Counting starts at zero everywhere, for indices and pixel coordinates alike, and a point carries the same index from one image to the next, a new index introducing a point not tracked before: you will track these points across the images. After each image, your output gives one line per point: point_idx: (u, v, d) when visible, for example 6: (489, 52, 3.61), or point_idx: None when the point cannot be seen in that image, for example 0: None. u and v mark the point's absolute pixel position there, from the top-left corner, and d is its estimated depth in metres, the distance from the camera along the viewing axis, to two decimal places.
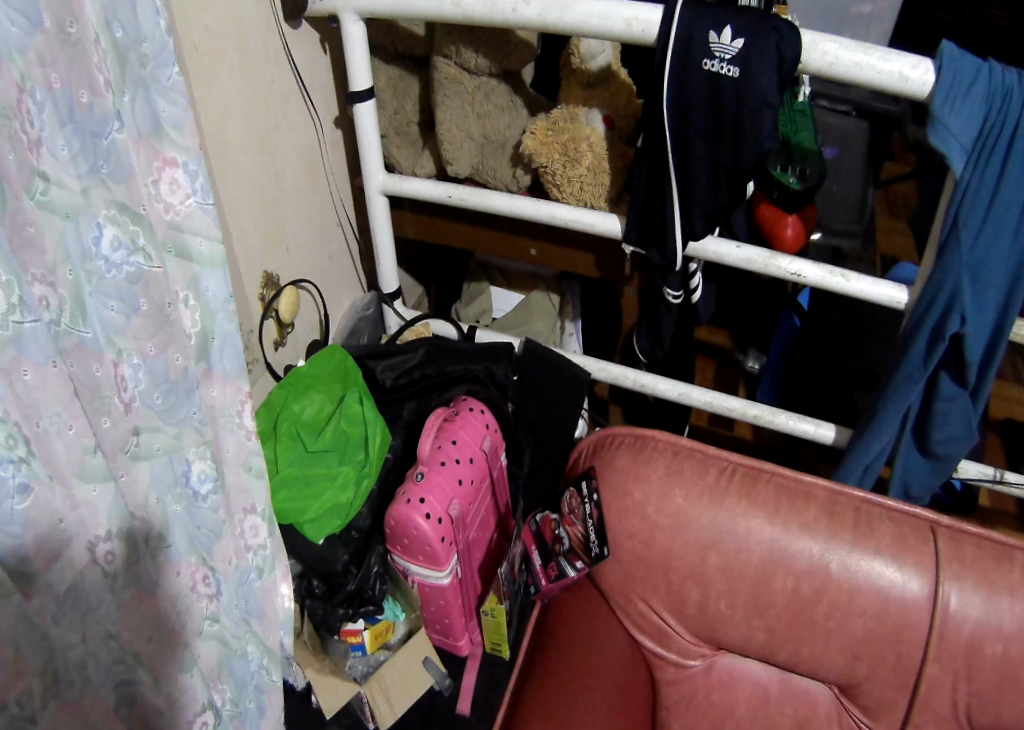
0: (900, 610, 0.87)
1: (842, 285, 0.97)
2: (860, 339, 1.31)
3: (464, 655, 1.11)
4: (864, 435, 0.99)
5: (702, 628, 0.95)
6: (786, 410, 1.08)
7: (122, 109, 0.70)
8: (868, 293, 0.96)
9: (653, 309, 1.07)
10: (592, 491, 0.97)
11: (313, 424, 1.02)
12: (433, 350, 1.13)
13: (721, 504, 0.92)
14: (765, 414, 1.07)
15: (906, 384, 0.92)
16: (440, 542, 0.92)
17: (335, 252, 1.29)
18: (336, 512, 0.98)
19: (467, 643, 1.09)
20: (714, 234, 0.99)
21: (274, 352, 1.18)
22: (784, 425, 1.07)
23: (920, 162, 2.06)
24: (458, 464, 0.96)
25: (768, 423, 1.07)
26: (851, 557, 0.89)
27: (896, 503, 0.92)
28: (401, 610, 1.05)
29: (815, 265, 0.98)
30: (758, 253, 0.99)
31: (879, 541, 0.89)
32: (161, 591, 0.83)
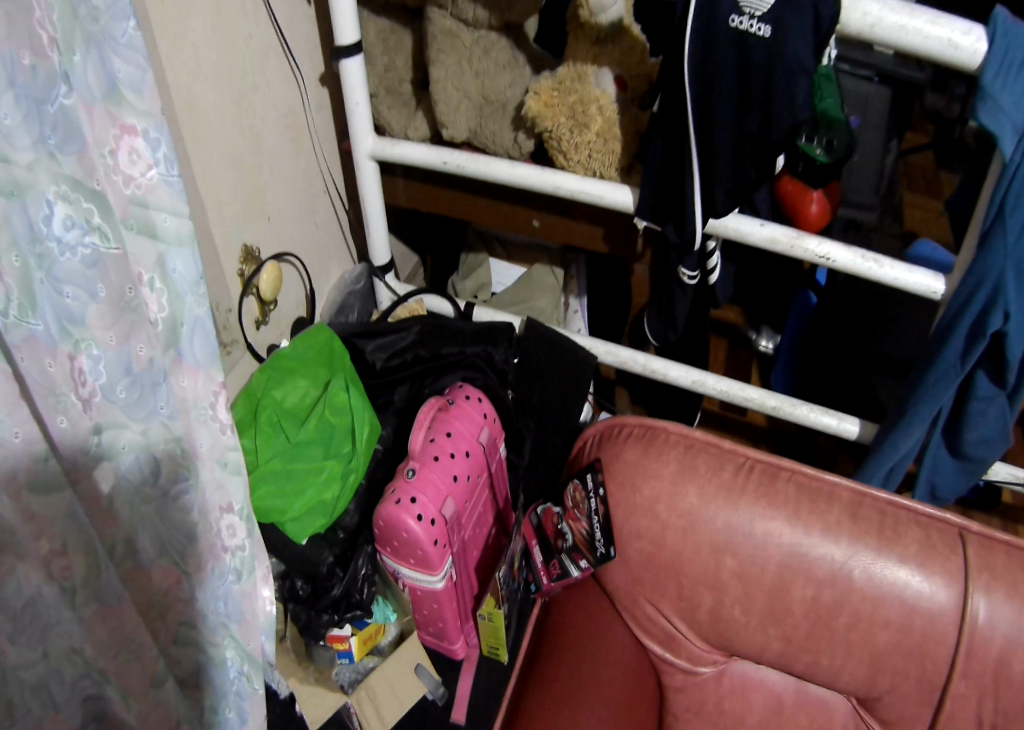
0: (925, 622, 0.81)
1: (874, 270, 0.89)
2: (883, 322, 1.28)
3: (459, 658, 1.03)
4: (893, 434, 0.92)
5: (715, 635, 0.90)
6: (807, 402, 1.01)
7: (72, 71, 0.61)
8: (902, 281, 0.89)
9: (666, 291, 0.99)
10: (596, 484, 0.94)
11: (295, 413, 0.95)
12: (428, 328, 1.04)
13: (738, 504, 0.87)
14: (784, 406, 1.00)
15: (939, 383, 0.85)
16: (433, 545, 0.84)
17: (323, 220, 1.21)
18: (320, 512, 0.91)
19: (462, 645, 1.01)
20: (735, 210, 0.91)
21: (257, 331, 1.10)
22: (803, 419, 1.00)
23: (938, 136, 1.93)
24: (452, 459, 0.89)
25: (787, 417, 1.00)
26: (876, 565, 0.83)
27: (921, 506, 0.87)
28: (394, 611, 0.98)
29: (846, 248, 0.90)
30: (783, 232, 0.91)
31: (906, 548, 0.83)
32: (125, 606, 0.74)
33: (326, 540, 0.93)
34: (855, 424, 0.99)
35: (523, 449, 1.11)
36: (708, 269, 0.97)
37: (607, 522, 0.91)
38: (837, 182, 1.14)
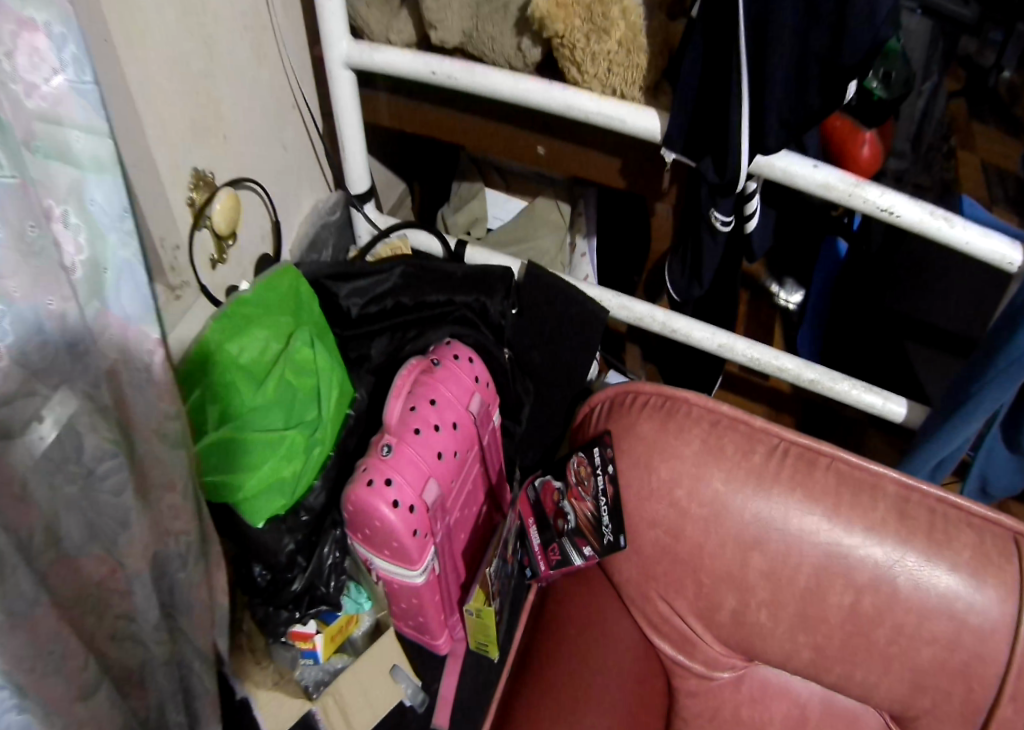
0: (975, 639, 0.72)
1: (944, 230, 0.77)
2: (916, 287, 1.17)
3: (443, 654, 0.92)
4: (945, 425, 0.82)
5: (737, 639, 0.80)
6: (848, 378, 0.90)
7: None
8: (975, 245, 0.76)
9: (693, 236, 0.86)
10: (606, 459, 0.82)
11: (253, 371, 0.78)
12: (413, 271, 0.88)
13: (770, 493, 0.76)
14: (822, 381, 0.89)
15: (1003, 377, 0.74)
16: (411, 537, 0.71)
17: (292, 141, 1.04)
18: (279, 491, 0.78)
19: (445, 640, 0.88)
20: (787, 147, 0.78)
21: (213, 271, 0.95)
22: (843, 397, 0.89)
23: (970, 86, 1.86)
24: (437, 433, 0.75)
25: (826, 392, 0.89)
26: (923, 572, 0.73)
27: (974, 505, 0.76)
28: (367, 599, 0.89)
29: (913, 202, 0.77)
30: (840, 178, 0.78)
31: (958, 555, 0.73)
32: (38, 611, 0.61)
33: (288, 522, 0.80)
34: (901, 404, 0.89)
35: (520, 415, 0.98)
36: (744, 215, 0.83)
37: (618, 506, 0.79)
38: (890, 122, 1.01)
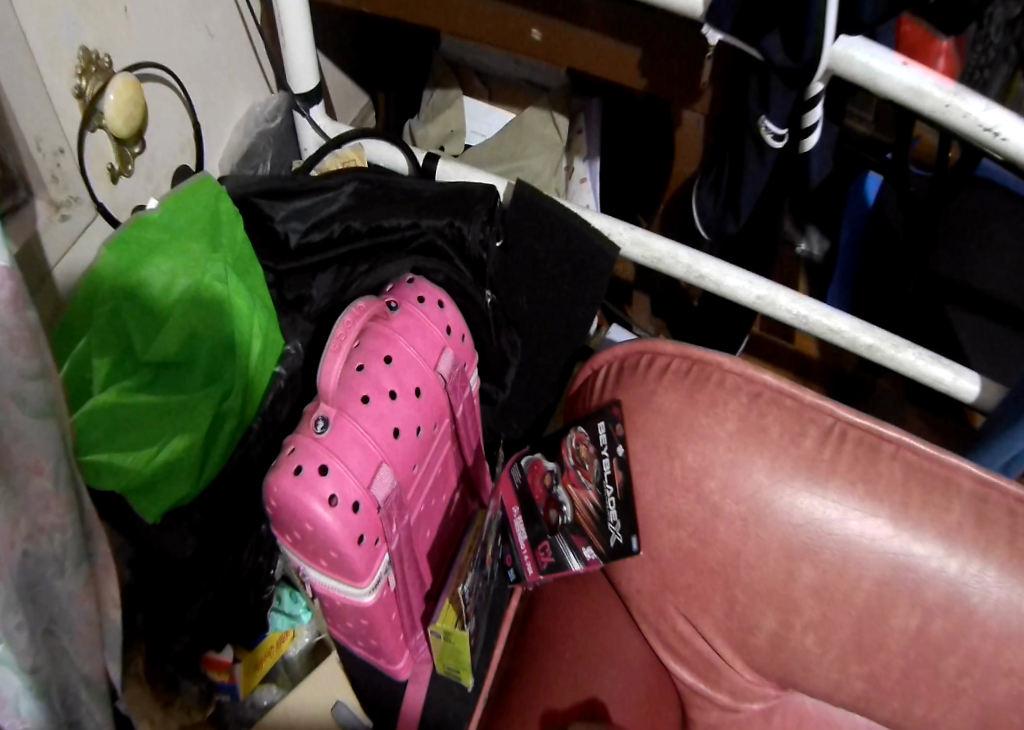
0: None
1: None
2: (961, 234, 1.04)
3: (405, 679, 0.73)
4: None
5: (773, 666, 0.65)
6: (912, 346, 0.75)
7: None
8: None
9: (736, 145, 0.67)
10: (614, 439, 0.65)
11: (150, 310, 0.58)
12: (369, 188, 0.69)
13: (825, 487, 0.60)
14: (883, 347, 0.73)
15: None
16: (355, 545, 0.53)
17: (220, 25, 0.81)
18: (178, 473, 0.57)
19: (408, 665, 0.70)
20: (868, 36, 0.61)
21: (113, 187, 0.74)
22: (905, 368, 0.74)
23: None
24: (392, 402, 0.57)
25: (886, 361, 0.74)
26: (1008, 592, 0.58)
27: None
28: (305, 610, 0.72)
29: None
30: (935, 84, 0.61)
31: None
32: None
33: (192, 519, 0.59)
34: (973, 383, 0.74)
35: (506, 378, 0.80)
36: (802, 127, 0.64)
37: (629, 500, 0.63)
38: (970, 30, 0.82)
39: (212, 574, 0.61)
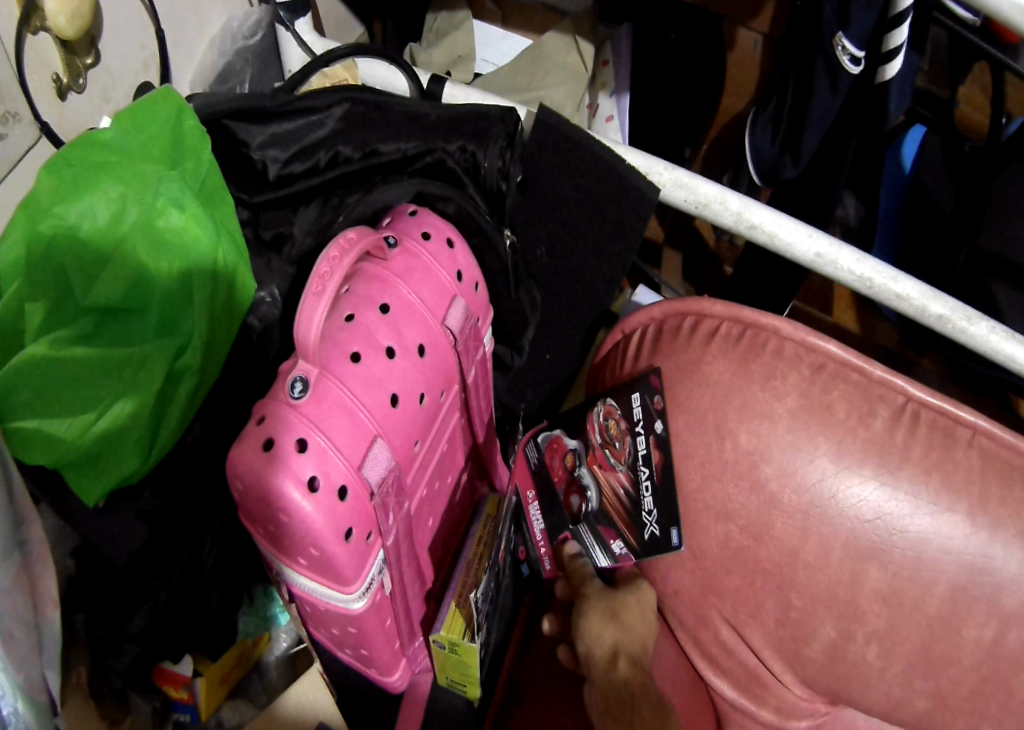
0: None
1: None
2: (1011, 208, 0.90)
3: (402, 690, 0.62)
4: None
5: (823, 678, 0.56)
6: (984, 317, 0.63)
7: None
8: None
9: (805, 67, 0.56)
10: (653, 413, 0.55)
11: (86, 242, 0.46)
12: (363, 108, 0.58)
13: (899, 477, 0.50)
14: (953, 318, 0.62)
15: None
16: (340, 538, 0.42)
17: None
18: (121, 445, 0.46)
19: (404, 675, 0.60)
20: None
21: (58, 103, 0.62)
22: (978, 344, 0.62)
23: None
24: (389, 361, 0.46)
25: (956, 335, 0.62)
26: None
27: None
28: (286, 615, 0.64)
29: None
30: None
31: None
32: None
33: (144, 501, 0.48)
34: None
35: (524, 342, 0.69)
36: (884, 51, 0.53)
37: (669, 489, 0.54)
38: None
39: (167, 570, 0.50)
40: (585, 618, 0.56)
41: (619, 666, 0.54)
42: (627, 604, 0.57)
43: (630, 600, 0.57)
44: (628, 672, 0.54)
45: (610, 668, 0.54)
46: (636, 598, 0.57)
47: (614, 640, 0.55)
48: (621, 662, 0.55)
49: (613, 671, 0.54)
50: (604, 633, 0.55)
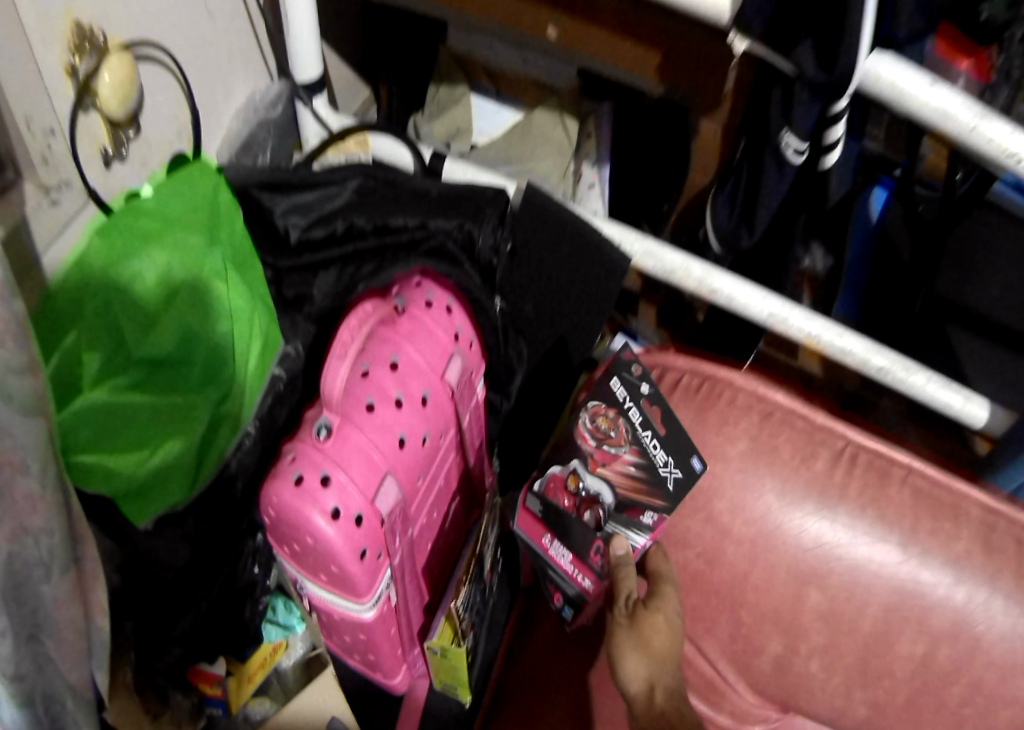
0: None
1: None
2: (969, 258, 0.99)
3: (400, 692, 0.70)
4: None
5: (774, 688, 0.64)
6: (923, 368, 0.73)
7: None
8: None
9: (755, 158, 0.64)
10: (633, 382, 0.59)
11: (145, 302, 0.55)
12: (373, 184, 0.67)
13: (836, 513, 0.59)
14: (893, 368, 0.71)
15: None
16: (358, 558, 0.50)
17: (221, 8, 0.78)
18: (174, 474, 0.54)
19: (404, 678, 0.68)
20: (895, 51, 0.58)
21: (104, 171, 0.70)
22: (916, 392, 0.72)
23: None
24: (397, 409, 0.54)
25: (896, 384, 0.72)
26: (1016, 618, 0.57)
27: None
28: (298, 620, 0.67)
29: None
30: (963, 104, 0.59)
31: None
32: None
33: (189, 526, 0.55)
34: (983, 408, 0.73)
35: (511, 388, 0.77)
36: (824, 143, 0.62)
37: None
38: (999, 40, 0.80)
39: (207, 584, 0.58)
40: (620, 651, 0.55)
41: (656, 701, 0.52)
42: (656, 630, 0.55)
43: (658, 620, 0.56)
44: (664, 705, 0.52)
45: (647, 704, 0.53)
46: (664, 621, 0.55)
47: (649, 672, 0.54)
48: (658, 694, 0.53)
49: (650, 705, 0.52)
50: (638, 667, 0.54)
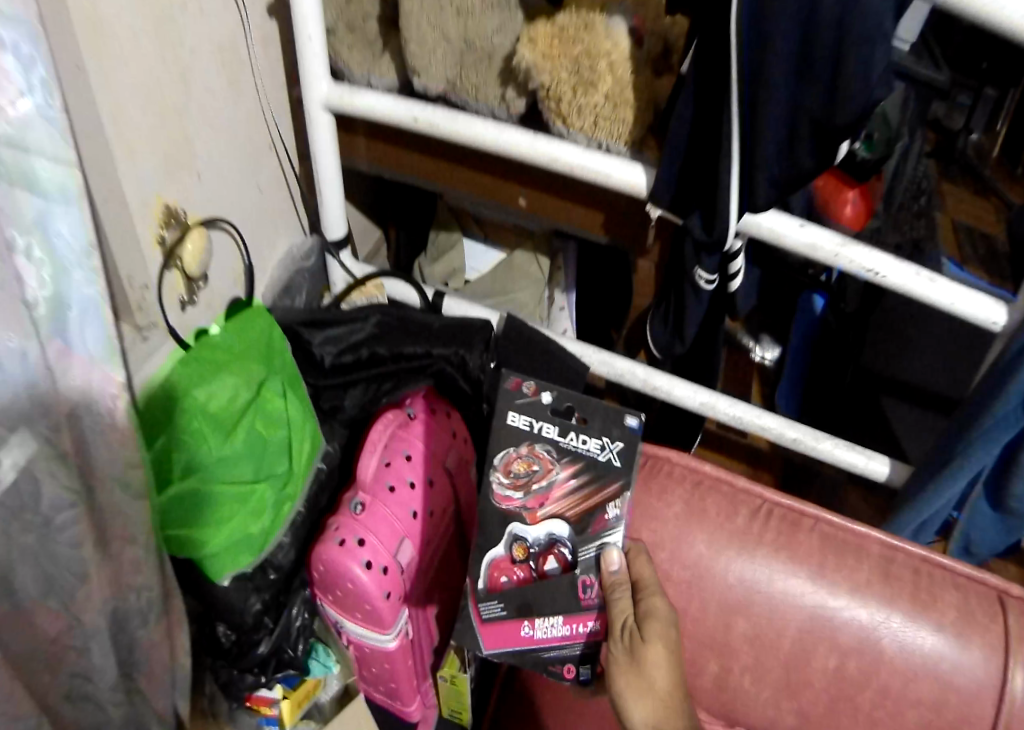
0: (963, 702, 0.69)
1: (928, 289, 0.77)
2: (896, 341, 1.13)
3: (413, 722, 0.85)
4: (930, 488, 0.81)
5: (720, 706, 0.78)
6: (832, 436, 0.90)
7: None
8: (960, 308, 0.77)
9: (677, 291, 0.84)
10: (534, 405, 0.70)
11: (218, 419, 0.72)
12: (389, 319, 0.87)
13: (754, 555, 0.75)
14: (806, 440, 0.89)
15: (989, 438, 0.74)
16: (385, 599, 0.68)
17: (268, 183, 1.02)
18: (245, 547, 0.73)
19: (418, 708, 0.83)
20: (772, 207, 0.78)
21: (182, 312, 0.91)
22: (828, 455, 0.89)
23: (941, 142, 1.96)
24: (412, 490, 0.73)
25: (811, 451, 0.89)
26: (907, 632, 0.71)
27: (960, 566, 0.75)
28: (335, 661, 0.82)
29: (900, 265, 0.77)
30: (827, 239, 0.78)
31: (942, 615, 0.72)
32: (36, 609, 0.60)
33: (264, 580, 0.75)
34: (884, 464, 0.88)
35: None
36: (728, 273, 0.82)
37: None
38: (876, 178, 1.02)
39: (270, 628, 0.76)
40: (626, 697, 0.63)
41: None
42: (653, 671, 0.63)
43: (652, 656, 0.63)
44: None
45: None
46: (657, 662, 0.63)
47: (653, 714, 0.63)
48: None
49: None
50: (644, 710, 0.63)
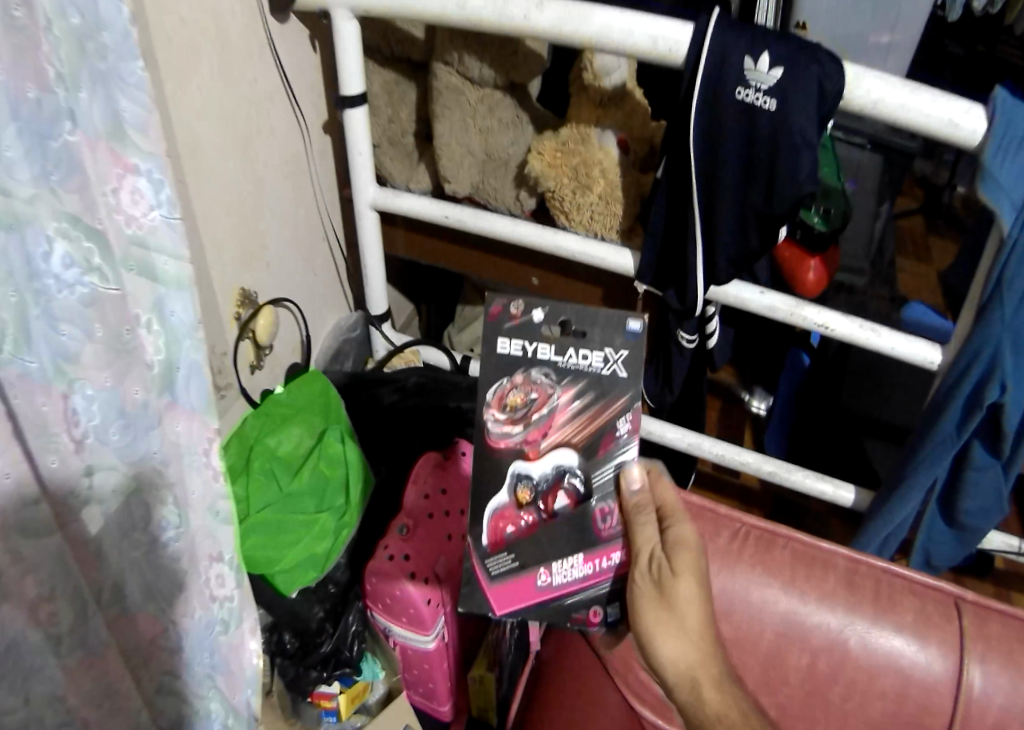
0: (922, 692, 0.74)
1: (872, 338, 0.92)
2: (871, 384, 1.27)
3: (448, 718, 0.99)
4: (888, 505, 0.93)
5: None
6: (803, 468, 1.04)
7: (77, 105, 0.53)
8: (900, 350, 0.91)
9: (664, 351, 1.01)
10: (524, 327, 0.69)
11: (286, 461, 0.91)
12: (424, 381, 1.06)
13: (734, 571, 0.81)
14: (779, 471, 1.03)
15: (936, 453, 0.86)
16: (426, 604, 0.85)
17: (321, 268, 1.22)
18: (310, 566, 0.87)
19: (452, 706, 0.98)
20: (736, 278, 0.94)
21: (251, 376, 1.09)
22: (800, 484, 1.03)
23: (926, 202, 2.15)
24: (447, 517, 0.90)
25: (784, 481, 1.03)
26: (872, 633, 0.77)
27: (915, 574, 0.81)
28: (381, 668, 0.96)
29: (845, 318, 0.93)
30: (783, 302, 0.94)
31: (902, 616, 0.77)
32: (138, 615, 0.71)
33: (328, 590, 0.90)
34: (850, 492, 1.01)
35: None
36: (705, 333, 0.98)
37: None
38: (836, 248, 1.18)
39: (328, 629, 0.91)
40: (655, 634, 0.66)
41: (706, 697, 0.64)
42: (686, 605, 0.66)
43: (681, 591, 0.66)
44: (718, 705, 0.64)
45: (695, 693, 0.65)
46: (689, 597, 0.66)
47: (684, 650, 0.65)
48: (710, 692, 0.65)
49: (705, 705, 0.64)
50: (677, 646, 0.65)
